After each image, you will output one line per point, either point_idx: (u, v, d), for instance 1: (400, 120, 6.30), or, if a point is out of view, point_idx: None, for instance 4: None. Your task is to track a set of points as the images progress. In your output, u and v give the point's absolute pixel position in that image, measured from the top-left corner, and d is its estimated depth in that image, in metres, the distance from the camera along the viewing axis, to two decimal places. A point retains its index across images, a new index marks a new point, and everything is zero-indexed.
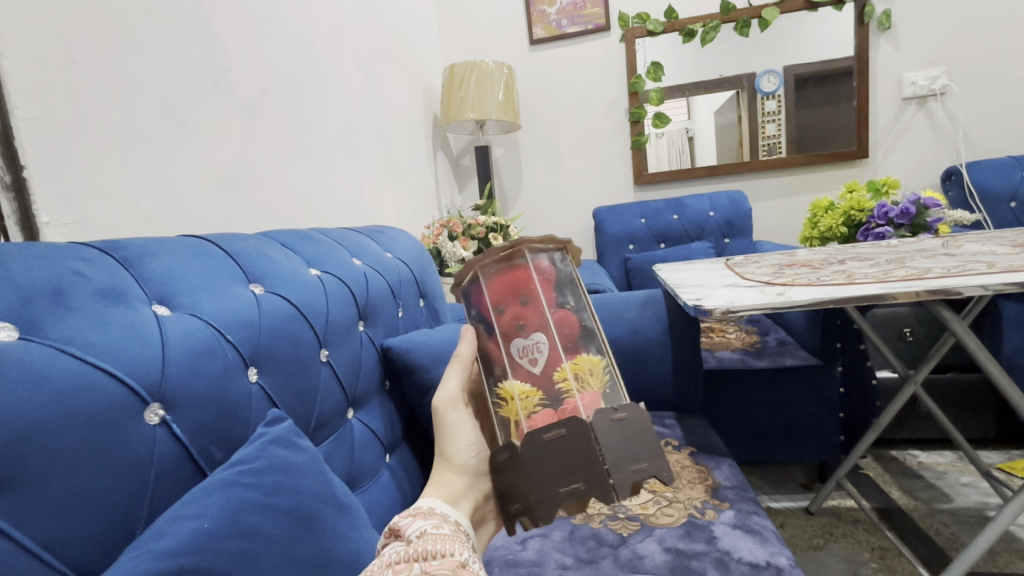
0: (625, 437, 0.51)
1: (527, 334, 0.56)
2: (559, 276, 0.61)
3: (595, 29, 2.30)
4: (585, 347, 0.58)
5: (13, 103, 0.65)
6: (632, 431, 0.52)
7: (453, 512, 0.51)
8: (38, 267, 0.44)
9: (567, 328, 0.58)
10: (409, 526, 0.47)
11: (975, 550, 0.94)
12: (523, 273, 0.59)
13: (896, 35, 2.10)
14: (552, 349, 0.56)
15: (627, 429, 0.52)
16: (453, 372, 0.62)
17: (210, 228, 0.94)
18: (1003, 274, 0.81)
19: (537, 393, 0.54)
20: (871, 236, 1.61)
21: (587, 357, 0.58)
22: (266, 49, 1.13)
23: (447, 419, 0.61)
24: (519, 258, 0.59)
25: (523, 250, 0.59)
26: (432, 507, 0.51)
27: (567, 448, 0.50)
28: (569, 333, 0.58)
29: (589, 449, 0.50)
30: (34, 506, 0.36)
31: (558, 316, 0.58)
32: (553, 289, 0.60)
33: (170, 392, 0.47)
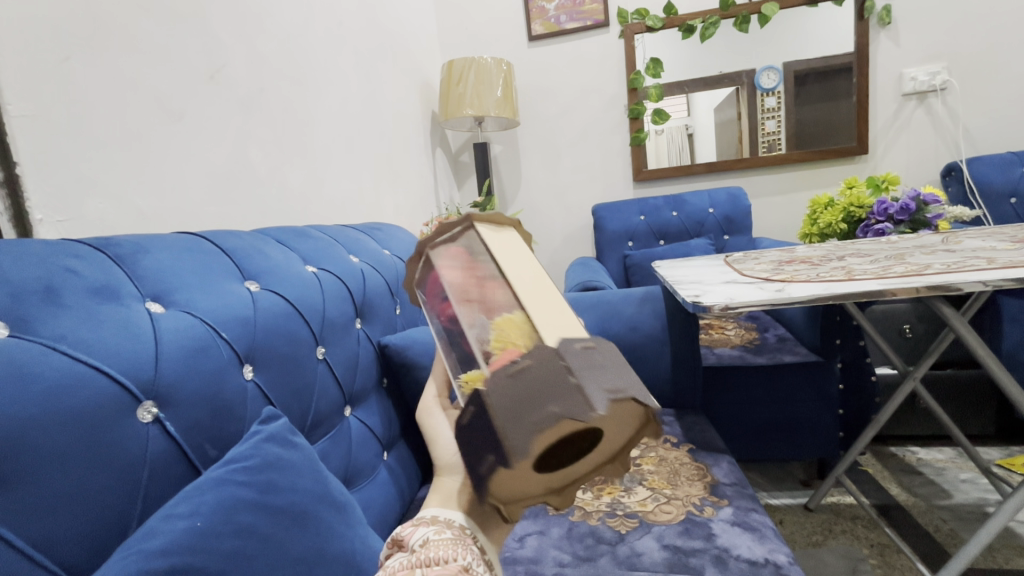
0: (534, 385, 0.34)
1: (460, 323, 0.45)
2: (470, 247, 0.48)
3: (593, 24, 2.29)
4: (506, 304, 0.42)
5: (6, 99, 0.64)
6: (533, 380, 0.34)
7: (458, 517, 0.45)
8: (29, 264, 0.44)
9: (482, 292, 0.44)
10: (412, 536, 0.44)
11: (975, 546, 0.94)
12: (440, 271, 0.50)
13: (896, 31, 2.09)
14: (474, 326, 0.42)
15: (535, 376, 0.34)
16: (431, 379, 0.55)
17: (207, 225, 0.94)
18: (1004, 270, 0.81)
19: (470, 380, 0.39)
20: (870, 232, 1.60)
21: (506, 319, 0.40)
22: (263, 45, 1.12)
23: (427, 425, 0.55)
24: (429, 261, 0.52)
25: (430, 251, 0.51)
26: (436, 514, 0.46)
27: (472, 431, 0.35)
28: (486, 298, 0.43)
29: (484, 422, 0.34)
30: (23, 506, 0.35)
31: (475, 287, 0.45)
32: (468, 259, 0.47)
33: (164, 390, 0.47)
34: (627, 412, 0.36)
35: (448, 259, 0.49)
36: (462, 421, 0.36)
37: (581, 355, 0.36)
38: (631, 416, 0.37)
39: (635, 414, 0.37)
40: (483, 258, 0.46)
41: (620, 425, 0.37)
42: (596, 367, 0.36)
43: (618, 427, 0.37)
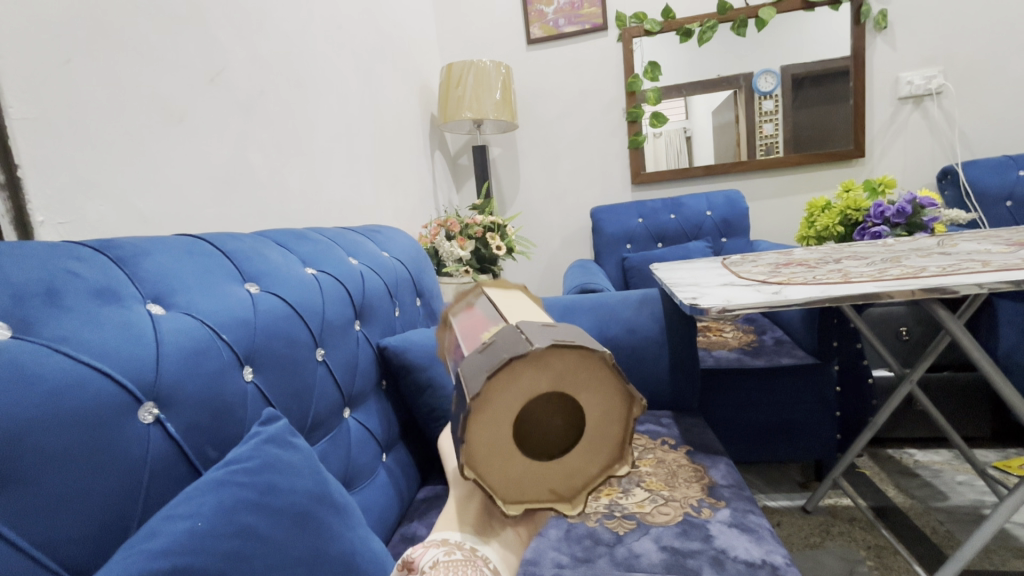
0: (492, 346, 0.34)
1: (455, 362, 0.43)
2: (478, 301, 0.48)
3: (591, 28, 2.30)
4: (495, 323, 0.40)
5: (7, 101, 0.64)
6: (493, 345, 0.34)
7: (469, 539, 0.42)
8: (31, 267, 0.44)
9: (476, 329, 0.41)
10: (422, 556, 0.40)
11: (970, 549, 0.95)
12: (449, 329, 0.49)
13: (892, 35, 2.11)
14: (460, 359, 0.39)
15: (497, 339, 0.35)
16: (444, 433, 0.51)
17: (206, 228, 0.94)
18: (999, 272, 0.81)
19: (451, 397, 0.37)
20: (867, 235, 1.61)
21: (488, 331, 0.39)
22: (263, 47, 1.13)
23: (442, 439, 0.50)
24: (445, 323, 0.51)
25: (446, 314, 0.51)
26: (446, 535, 0.42)
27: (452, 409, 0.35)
28: (477, 332, 0.40)
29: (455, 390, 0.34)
30: (26, 506, 0.36)
31: (470, 327, 0.42)
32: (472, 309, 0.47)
33: (164, 392, 0.47)
34: (588, 369, 0.34)
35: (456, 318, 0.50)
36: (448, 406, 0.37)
37: (539, 325, 0.36)
38: (594, 376, 0.34)
39: (598, 374, 0.34)
40: (485, 303, 0.45)
41: (591, 386, 0.35)
42: (549, 329, 0.35)
43: (587, 390, 0.35)
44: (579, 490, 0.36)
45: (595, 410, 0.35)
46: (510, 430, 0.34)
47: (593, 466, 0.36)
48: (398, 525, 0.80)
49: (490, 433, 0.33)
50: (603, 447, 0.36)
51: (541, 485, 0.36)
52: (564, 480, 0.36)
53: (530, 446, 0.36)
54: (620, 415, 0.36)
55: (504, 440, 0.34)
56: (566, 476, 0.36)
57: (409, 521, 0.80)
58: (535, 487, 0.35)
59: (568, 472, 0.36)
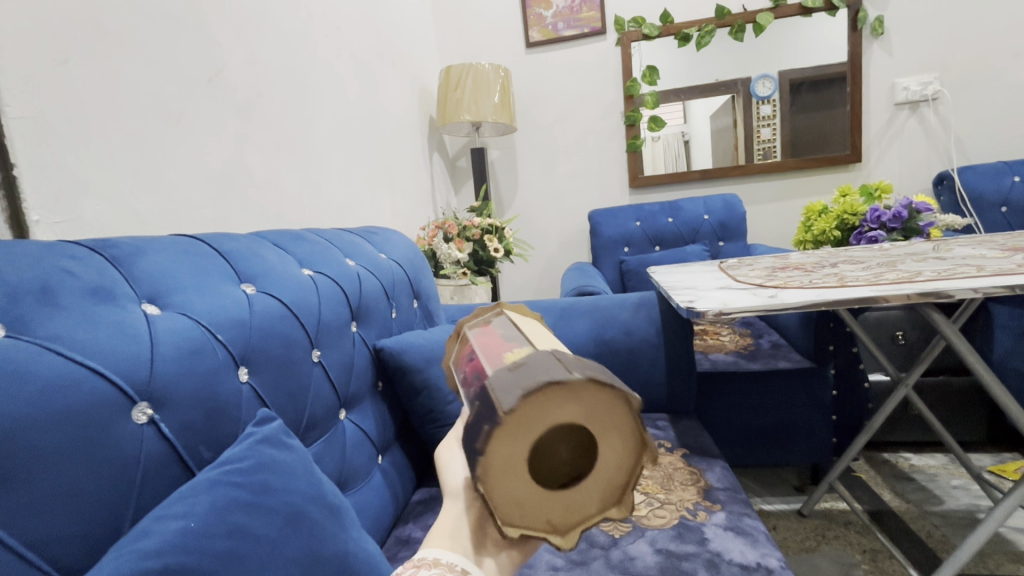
0: (524, 366, 0.35)
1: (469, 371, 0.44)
2: (498, 323, 0.49)
3: (590, 32, 2.31)
4: (516, 344, 0.41)
5: (5, 101, 0.64)
6: (526, 364, 0.35)
7: (461, 561, 0.42)
8: (25, 265, 0.44)
9: (495, 348, 0.42)
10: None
11: (965, 552, 0.95)
12: (466, 343, 0.49)
13: (889, 41, 2.12)
14: (476, 376, 0.40)
15: (530, 361, 0.36)
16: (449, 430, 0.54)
17: (203, 228, 0.94)
18: (994, 277, 0.82)
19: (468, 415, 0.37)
20: (864, 239, 1.62)
21: (512, 351, 0.39)
22: (261, 48, 1.13)
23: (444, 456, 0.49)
24: (464, 338, 0.51)
25: (464, 330, 0.52)
26: (437, 556, 0.43)
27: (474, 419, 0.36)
28: (497, 350, 0.41)
29: (480, 402, 0.35)
30: (18, 503, 0.36)
31: (489, 346, 0.43)
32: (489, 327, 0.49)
33: (158, 391, 0.47)
34: (611, 406, 0.35)
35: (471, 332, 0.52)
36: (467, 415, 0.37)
37: (571, 357, 0.37)
38: (615, 414, 0.35)
39: (618, 413, 0.36)
40: (508, 326, 0.46)
41: (609, 425, 0.35)
42: (580, 362, 0.36)
43: (605, 427, 0.35)
44: (575, 526, 0.36)
45: (608, 449, 0.36)
46: (528, 449, 0.34)
47: (592, 504, 0.36)
48: (394, 527, 0.80)
49: (508, 450, 0.34)
50: (607, 486, 0.36)
51: (540, 514, 0.35)
52: (564, 511, 0.36)
53: (538, 472, 0.37)
54: (629, 460, 0.36)
55: (519, 459, 0.34)
56: (566, 509, 0.36)
57: (404, 523, 0.80)
58: (536, 512, 0.35)
59: (570, 505, 0.36)
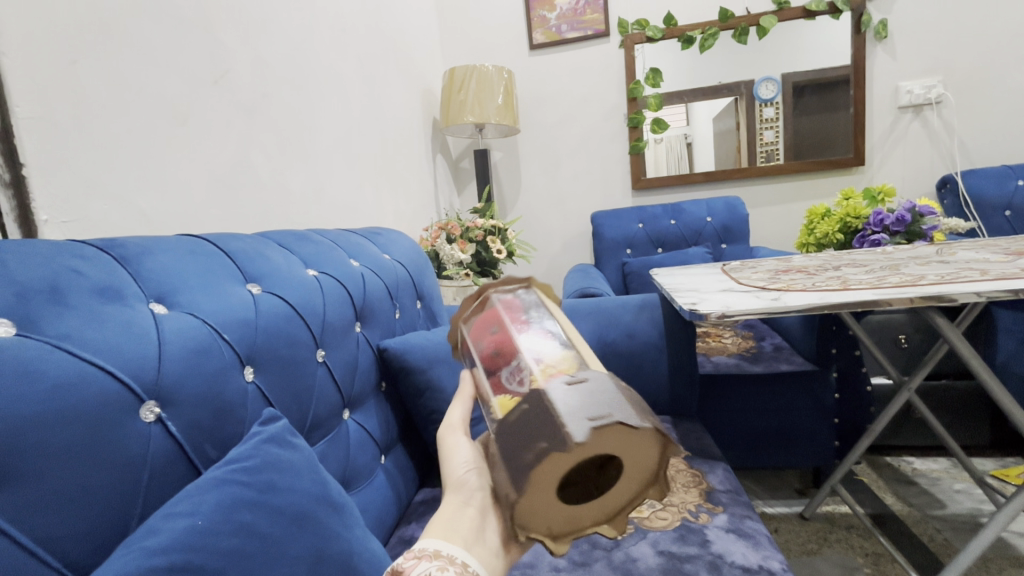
0: (590, 392, 0.36)
1: (500, 351, 0.47)
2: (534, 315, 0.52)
3: (594, 34, 2.31)
4: (558, 349, 0.45)
5: (13, 101, 0.65)
6: (590, 389, 0.37)
7: (461, 554, 0.43)
8: (36, 264, 0.44)
9: (534, 337, 0.47)
10: (413, 568, 0.42)
11: (967, 557, 0.95)
12: (492, 313, 0.53)
13: (893, 45, 2.12)
14: (517, 358, 0.44)
15: (595, 386, 0.37)
16: (456, 404, 0.56)
17: (208, 228, 0.95)
18: (997, 281, 0.82)
19: (510, 398, 0.41)
20: (867, 242, 1.62)
21: (560, 358, 0.43)
22: (266, 50, 1.13)
23: (447, 444, 0.53)
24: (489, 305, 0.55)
25: (491, 297, 0.56)
26: (438, 547, 0.44)
27: (523, 424, 0.36)
28: (538, 341, 0.46)
29: (540, 414, 0.36)
30: (28, 500, 0.36)
31: (526, 332, 0.48)
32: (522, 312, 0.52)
33: (165, 391, 0.47)
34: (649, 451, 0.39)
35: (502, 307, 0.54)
36: (512, 415, 0.37)
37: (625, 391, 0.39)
38: (649, 457, 0.40)
39: (650, 457, 0.40)
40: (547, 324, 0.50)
41: (637, 464, 0.40)
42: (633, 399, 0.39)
43: (635, 464, 0.39)
44: (569, 534, 0.41)
45: (625, 480, 0.40)
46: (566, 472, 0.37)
47: (589, 518, 0.41)
48: (396, 527, 0.80)
49: (554, 471, 0.35)
50: (608, 506, 0.41)
51: (548, 520, 0.39)
52: (567, 521, 0.40)
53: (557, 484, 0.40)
54: (635, 491, 0.42)
55: (556, 479, 0.36)
56: (568, 521, 0.40)
57: (406, 524, 0.81)
58: (547, 519, 0.39)
59: (573, 518, 0.40)
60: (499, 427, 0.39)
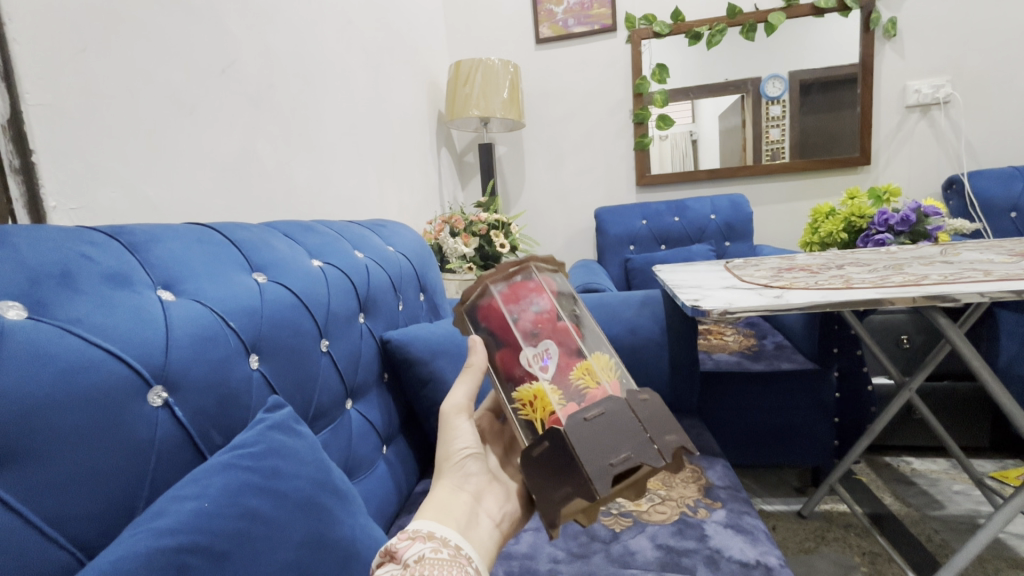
0: (659, 413, 0.48)
1: (544, 338, 0.52)
2: (570, 309, 0.58)
3: (601, 29, 2.30)
4: (598, 355, 0.55)
5: (23, 88, 0.65)
6: (656, 411, 0.49)
7: (453, 537, 0.47)
8: (47, 248, 0.45)
9: (573, 334, 0.55)
10: (406, 549, 0.44)
11: (963, 557, 0.95)
12: (531, 286, 0.56)
13: (901, 43, 2.11)
14: (563, 354, 0.52)
15: (659, 408, 0.49)
16: (461, 384, 0.57)
17: (213, 218, 0.95)
18: (1001, 282, 0.82)
19: (557, 391, 0.49)
20: (871, 242, 1.61)
21: (603, 366, 0.53)
22: (272, 40, 1.13)
23: (449, 427, 0.57)
24: (527, 277, 0.57)
25: (532, 268, 0.57)
26: (431, 530, 0.47)
27: (606, 427, 0.45)
28: (579, 341, 0.54)
29: (629, 422, 0.46)
30: (39, 482, 0.37)
31: (564, 324, 0.55)
32: (559, 301, 0.57)
33: (173, 376, 0.48)
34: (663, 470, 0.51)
35: (545, 287, 0.57)
36: (594, 415, 0.45)
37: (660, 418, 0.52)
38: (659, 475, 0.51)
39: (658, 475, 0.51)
40: (582, 326, 0.58)
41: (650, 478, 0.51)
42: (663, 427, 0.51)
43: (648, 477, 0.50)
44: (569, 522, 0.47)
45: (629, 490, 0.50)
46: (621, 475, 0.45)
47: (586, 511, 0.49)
48: (396, 517, 0.81)
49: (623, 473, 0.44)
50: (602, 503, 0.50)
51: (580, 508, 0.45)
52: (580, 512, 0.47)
53: None
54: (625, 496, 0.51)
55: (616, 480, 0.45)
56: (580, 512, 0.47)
57: (407, 514, 0.82)
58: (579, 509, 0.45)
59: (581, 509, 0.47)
60: (573, 419, 0.45)
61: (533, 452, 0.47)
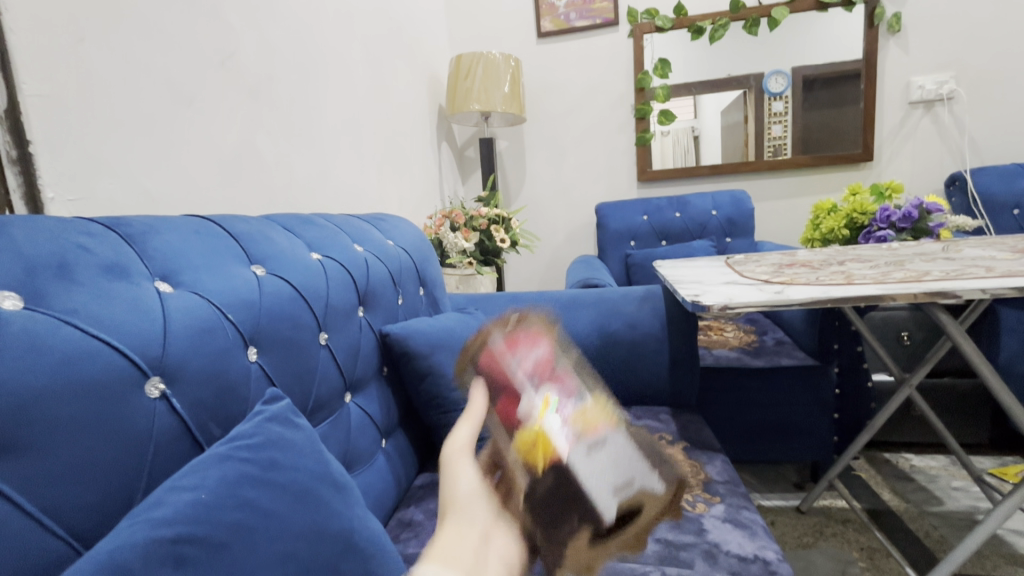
0: (650, 451, 0.48)
1: (544, 379, 0.46)
2: (574, 361, 0.54)
3: (603, 23, 2.29)
4: (604, 402, 0.49)
5: (20, 78, 0.65)
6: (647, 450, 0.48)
7: None
8: (44, 239, 0.45)
9: (575, 379, 0.48)
10: None
11: (960, 553, 0.95)
12: (531, 334, 0.53)
13: (905, 38, 2.09)
14: (565, 395, 0.45)
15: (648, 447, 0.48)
16: (460, 424, 0.50)
17: (212, 211, 0.95)
18: (1002, 279, 0.81)
19: (559, 431, 0.42)
20: (873, 238, 1.61)
21: (609, 414, 0.47)
22: (271, 31, 1.12)
23: (452, 469, 0.46)
24: (527, 327, 0.55)
25: (531, 320, 0.56)
26: None
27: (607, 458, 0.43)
28: (584, 387, 0.48)
29: (628, 452, 0.44)
30: (36, 471, 0.36)
31: (567, 372, 0.49)
32: (562, 351, 0.53)
33: (170, 367, 0.48)
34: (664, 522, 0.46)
35: (548, 337, 0.54)
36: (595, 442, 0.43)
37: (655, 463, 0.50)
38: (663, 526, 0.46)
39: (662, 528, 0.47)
40: (587, 377, 0.53)
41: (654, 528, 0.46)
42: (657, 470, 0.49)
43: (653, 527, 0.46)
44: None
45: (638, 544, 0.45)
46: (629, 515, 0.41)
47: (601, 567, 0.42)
48: (395, 510, 0.81)
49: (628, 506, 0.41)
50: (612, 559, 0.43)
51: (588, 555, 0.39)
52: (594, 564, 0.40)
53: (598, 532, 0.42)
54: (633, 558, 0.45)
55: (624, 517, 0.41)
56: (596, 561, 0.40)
57: (406, 507, 0.82)
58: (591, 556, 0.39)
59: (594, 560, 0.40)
60: (574, 447, 0.41)
61: (536, 490, 0.40)
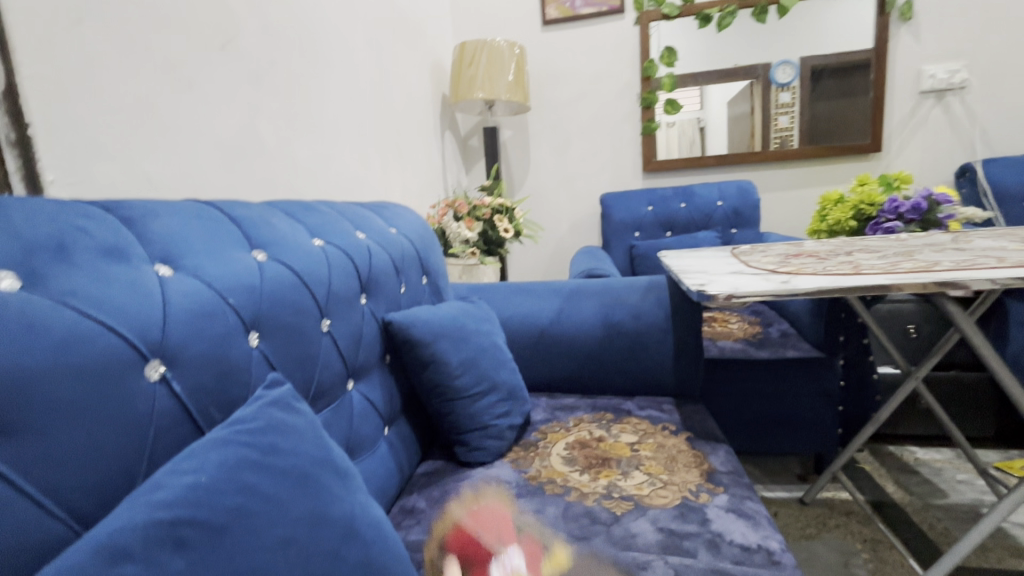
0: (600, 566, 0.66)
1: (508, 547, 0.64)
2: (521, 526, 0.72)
3: (609, 11, 2.26)
4: (555, 550, 0.66)
5: (18, 59, 0.64)
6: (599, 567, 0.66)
7: None
8: (43, 220, 0.44)
9: (531, 548, 0.66)
10: None
11: (965, 545, 0.95)
12: (485, 516, 0.72)
13: (917, 25, 2.06)
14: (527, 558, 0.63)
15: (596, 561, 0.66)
16: None
17: (214, 197, 0.94)
18: (1013, 269, 0.80)
19: None
20: (880, 230, 1.59)
21: (559, 559, 0.65)
22: (273, 16, 1.11)
23: None
24: (481, 508, 0.75)
25: (484, 504, 0.76)
26: None
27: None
28: (535, 548, 0.66)
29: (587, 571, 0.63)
30: (35, 453, 0.36)
31: (519, 540, 0.67)
32: (511, 528, 0.71)
33: (171, 350, 0.47)
34: None
35: (499, 519, 0.72)
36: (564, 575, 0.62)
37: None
38: None
39: None
40: (537, 535, 0.70)
41: None
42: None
43: None
44: None
45: None
46: None
47: None
48: (397, 498, 0.81)
49: None
50: None
51: None
52: None
53: None
54: None
55: None
56: None
57: (408, 495, 0.82)
58: None
59: None
60: None
61: None
